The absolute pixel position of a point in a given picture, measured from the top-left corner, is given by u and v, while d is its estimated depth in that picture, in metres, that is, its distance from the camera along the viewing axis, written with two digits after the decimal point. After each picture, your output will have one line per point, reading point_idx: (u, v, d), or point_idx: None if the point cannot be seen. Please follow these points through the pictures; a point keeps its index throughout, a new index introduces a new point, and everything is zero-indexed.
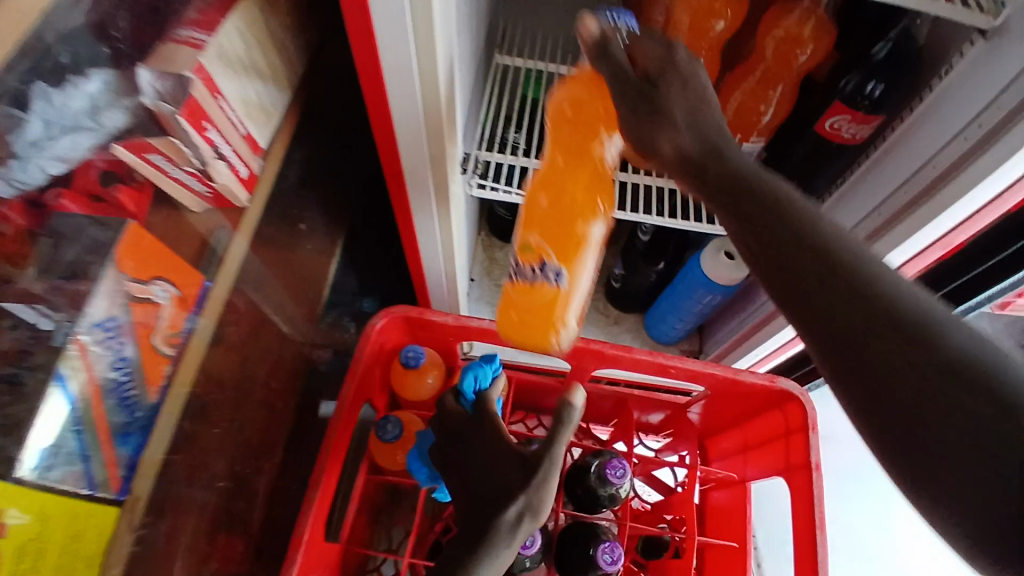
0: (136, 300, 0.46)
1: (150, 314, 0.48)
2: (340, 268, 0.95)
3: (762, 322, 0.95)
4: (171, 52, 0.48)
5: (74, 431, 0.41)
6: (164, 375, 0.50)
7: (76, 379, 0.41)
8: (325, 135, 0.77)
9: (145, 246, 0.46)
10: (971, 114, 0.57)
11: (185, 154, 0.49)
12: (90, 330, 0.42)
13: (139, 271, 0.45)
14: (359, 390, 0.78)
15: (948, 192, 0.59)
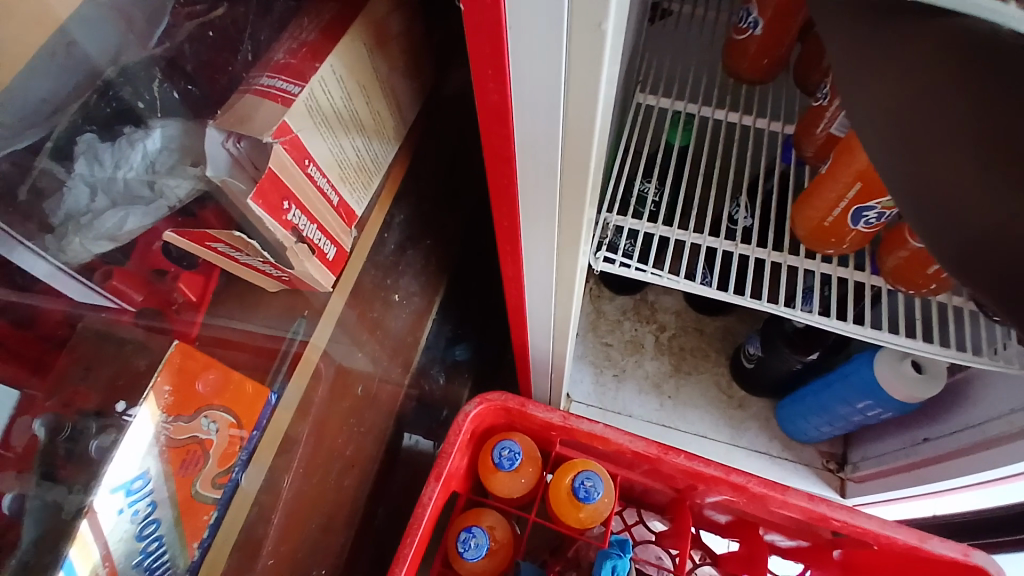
0: (175, 443, 0.38)
1: (199, 453, 0.40)
2: (435, 319, 0.84)
3: (941, 455, 0.74)
4: (252, 108, 0.37)
5: None
6: (209, 519, 0.41)
7: (88, 563, 0.34)
8: (434, 184, 0.66)
9: (192, 369, 0.39)
10: None
11: (253, 246, 0.39)
12: (108, 487, 0.35)
13: (178, 407, 0.38)
14: (445, 485, 0.67)
15: None
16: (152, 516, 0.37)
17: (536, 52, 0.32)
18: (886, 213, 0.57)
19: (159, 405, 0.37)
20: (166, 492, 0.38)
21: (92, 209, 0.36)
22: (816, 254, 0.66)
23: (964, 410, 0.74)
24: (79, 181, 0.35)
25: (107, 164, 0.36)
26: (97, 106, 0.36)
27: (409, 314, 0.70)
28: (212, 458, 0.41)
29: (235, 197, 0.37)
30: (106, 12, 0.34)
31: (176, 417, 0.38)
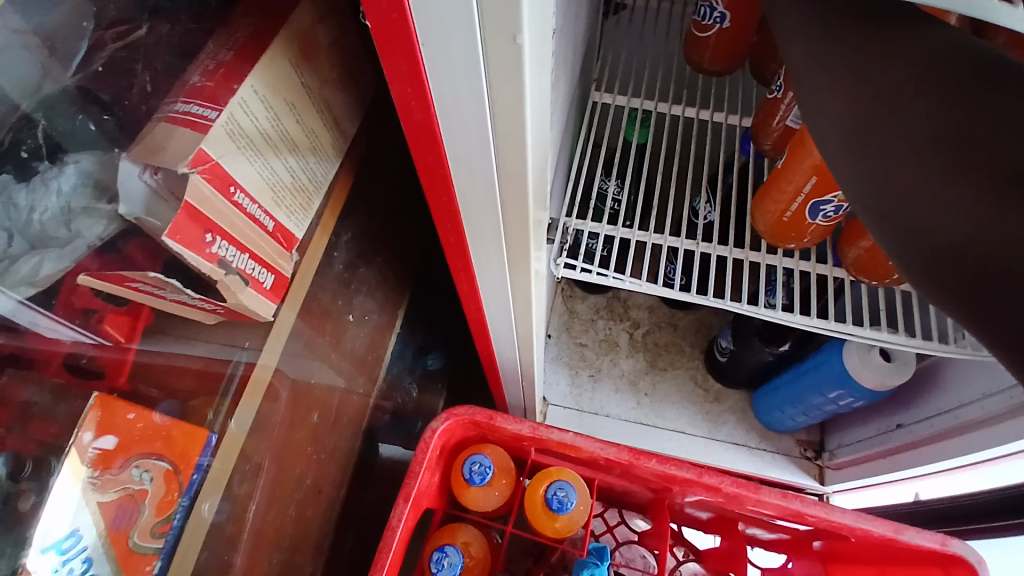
0: (107, 494, 0.36)
1: (135, 503, 0.38)
2: (400, 331, 0.82)
3: (918, 442, 0.74)
4: (163, 138, 0.35)
5: None
6: (151, 570, 0.39)
7: None
8: (384, 196, 0.64)
9: (118, 413, 0.37)
10: None
11: (170, 284, 0.37)
12: (37, 556, 0.33)
13: (102, 460, 0.36)
14: (416, 506, 0.65)
15: (999, 431, 0.61)
16: (86, 575, 0.35)
17: (457, 64, 0.31)
18: (844, 205, 0.57)
19: (82, 461, 0.35)
20: (101, 548, 0.36)
21: (9, 254, 0.33)
22: (779, 250, 0.66)
23: (936, 395, 0.74)
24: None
25: (22, 206, 0.34)
26: (9, 145, 0.33)
27: (369, 330, 0.68)
28: (149, 507, 0.39)
29: (153, 233, 0.36)
30: (5, 37, 0.31)
31: (102, 470, 0.36)
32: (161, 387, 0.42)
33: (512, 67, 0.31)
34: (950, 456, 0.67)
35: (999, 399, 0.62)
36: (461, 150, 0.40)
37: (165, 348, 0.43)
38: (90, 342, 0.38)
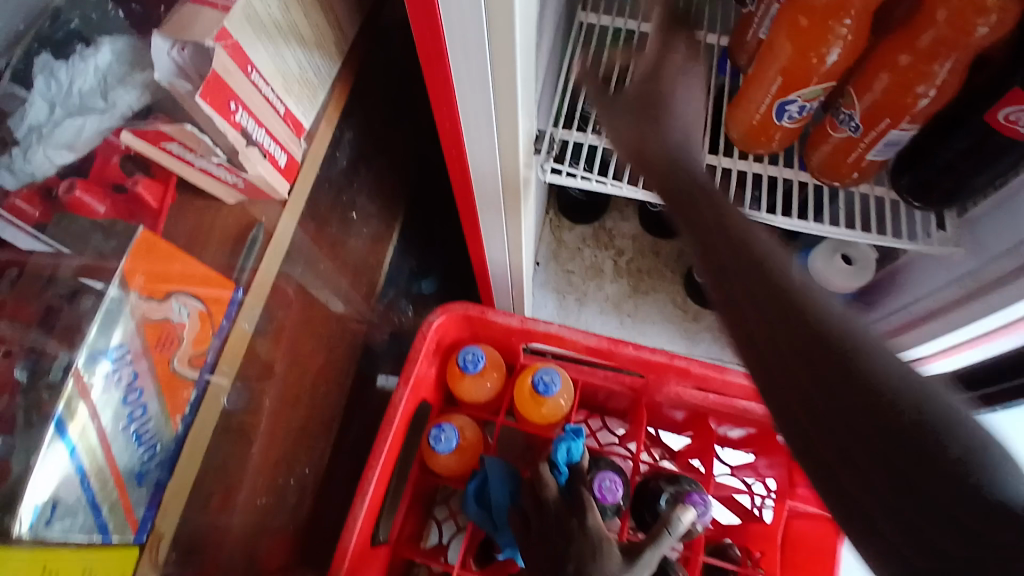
0: (149, 319, 0.40)
1: (169, 333, 0.42)
2: (397, 250, 0.87)
3: (880, 338, 0.80)
4: (190, 18, 0.39)
5: (79, 476, 0.36)
6: (186, 400, 0.44)
7: (76, 419, 0.35)
8: (381, 107, 0.68)
9: (156, 250, 0.41)
10: (1011, 242, 0.60)
11: (205, 142, 0.41)
12: (90, 359, 0.36)
13: (149, 287, 0.40)
14: (414, 391, 0.72)
15: (985, 302, 0.62)
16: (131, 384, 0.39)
17: None
18: (808, 105, 0.62)
19: (133, 285, 0.39)
20: (144, 362, 0.40)
21: (51, 120, 0.37)
22: (750, 157, 0.71)
23: (918, 281, 0.76)
24: (38, 97, 0.37)
25: (62, 78, 0.38)
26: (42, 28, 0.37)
27: (368, 239, 0.73)
28: (186, 340, 0.43)
29: (183, 98, 0.39)
30: None
31: (148, 296, 0.40)
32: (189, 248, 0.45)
33: None
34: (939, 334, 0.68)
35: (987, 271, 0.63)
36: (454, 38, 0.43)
37: (191, 216, 0.47)
38: (126, 204, 0.42)
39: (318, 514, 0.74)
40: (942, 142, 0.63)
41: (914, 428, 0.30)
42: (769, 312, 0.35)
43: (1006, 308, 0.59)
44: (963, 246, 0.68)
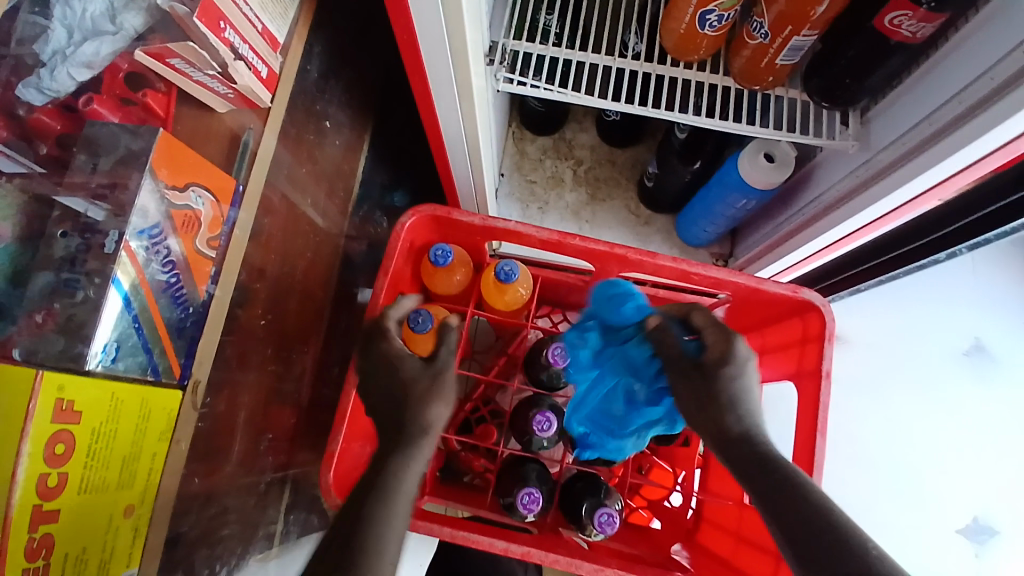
0: (177, 206, 0.49)
1: (194, 220, 0.51)
2: (370, 163, 0.95)
3: (795, 229, 0.92)
4: None
5: (133, 323, 0.47)
6: (207, 274, 0.54)
7: (129, 279, 0.46)
8: (345, 23, 0.74)
9: (179, 148, 0.49)
10: (954, 92, 0.63)
11: (203, 57, 0.49)
12: (135, 237, 0.46)
13: (173, 178, 0.49)
14: (392, 283, 0.83)
15: (931, 153, 0.64)
16: (167, 259, 0.49)
17: None
18: (725, 15, 0.70)
19: (162, 177, 0.48)
20: (176, 240, 0.50)
21: (71, 43, 0.45)
22: (681, 66, 0.79)
23: (869, 142, 0.77)
24: (58, 23, 0.44)
25: (76, 6, 0.45)
26: None
27: (341, 151, 0.81)
28: (204, 224, 0.53)
29: (180, 17, 0.47)
30: None
31: (173, 186, 0.49)
32: (190, 147, 0.53)
33: None
34: (881, 196, 0.71)
35: (928, 126, 0.65)
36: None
37: (195, 120, 0.55)
38: (138, 112, 0.50)
39: (316, 391, 0.87)
40: (843, 45, 0.72)
41: (825, 543, 0.51)
42: (770, 492, 0.55)
43: (961, 151, 0.60)
44: (859, 141, 0.79)
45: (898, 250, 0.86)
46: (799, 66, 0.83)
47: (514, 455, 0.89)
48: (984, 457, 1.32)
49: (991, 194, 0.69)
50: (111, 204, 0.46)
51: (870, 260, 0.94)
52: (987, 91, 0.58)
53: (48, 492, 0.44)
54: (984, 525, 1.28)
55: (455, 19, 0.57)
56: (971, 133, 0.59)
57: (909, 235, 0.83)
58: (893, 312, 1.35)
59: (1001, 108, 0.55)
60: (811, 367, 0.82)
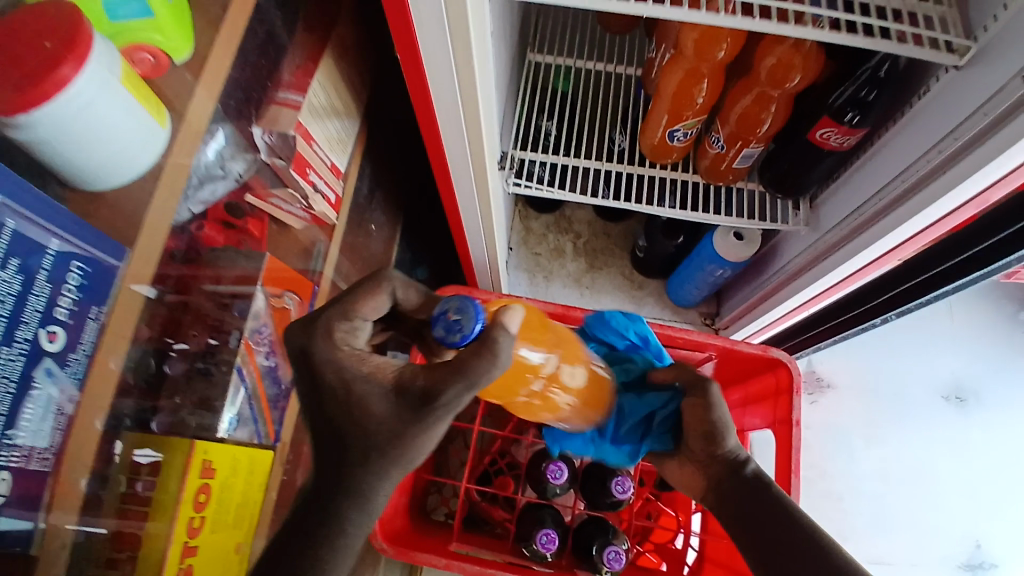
0: (274, 305, 0.65)
1: (285, 315, 0.68)
2: (401, 248, 1.11)
3: (770, 291, 1.05)
4: (276, 114, 0.62)
5: (248, 397, 0.61)
6: (293, 356, 0.69)
7: (247, 363, 0.61)
8: (386, 142, 0.91)
9: (276, 261, 0.66)
10: (961, 117, 0.64)
11: (295, 196, 0.68)
12: (251, 333, 0.62)
13: (274, 286, 0.65)
14: None
15: (953, 172, 0.64)
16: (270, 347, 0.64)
17: (441, 57, 0.60)
18: (689, 131, 0.87)
19: (267, 285, 0.64)
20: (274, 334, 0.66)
21: (194, 183, 0.55)
22: (657, 166, 0.97)
23: (868, 179, 0.81)
24: (192, 170, 0.54)
25: (204, 158, 0.55)
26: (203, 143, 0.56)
27: (380, 242, 0.97)
28: (292, 318, 0.69)
29: (281, 169, 0.65)
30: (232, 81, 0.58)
31: (272, 291, 0.65)
32: (279, 257, 0.69)
33: (467, 59, 0.61)
34: (909, 219, 0.71)
35: (937, 154, 0.67)
36: (441, 104, 0.68)
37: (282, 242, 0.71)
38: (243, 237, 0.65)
39: None
40: (786, 149, 0.89)
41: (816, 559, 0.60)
42: (769, 526, 0.64)
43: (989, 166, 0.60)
44: (808, 223, 0.94)
45: (902, 288, 0.88)
46: (756, 162, 1.00)
47: (531, 501, 1.00)
48: (977, 492, 1.42)
49: (919, 267, 0.83)
50: (232, 307, 0.61)
51: (859, 305, 0.98)
52: (1008, 104, 0.58)
53: (192, 532, 0.54)
54: (980, 553, 1.38)
55: (475, 142, 0.76)
56: (985, 157, 0.60)
57: (909, 271, 0.85)
58: (879, 364, 1.47)
59: (1014, 128, 0.56)
60: (782, 414, 0.95)
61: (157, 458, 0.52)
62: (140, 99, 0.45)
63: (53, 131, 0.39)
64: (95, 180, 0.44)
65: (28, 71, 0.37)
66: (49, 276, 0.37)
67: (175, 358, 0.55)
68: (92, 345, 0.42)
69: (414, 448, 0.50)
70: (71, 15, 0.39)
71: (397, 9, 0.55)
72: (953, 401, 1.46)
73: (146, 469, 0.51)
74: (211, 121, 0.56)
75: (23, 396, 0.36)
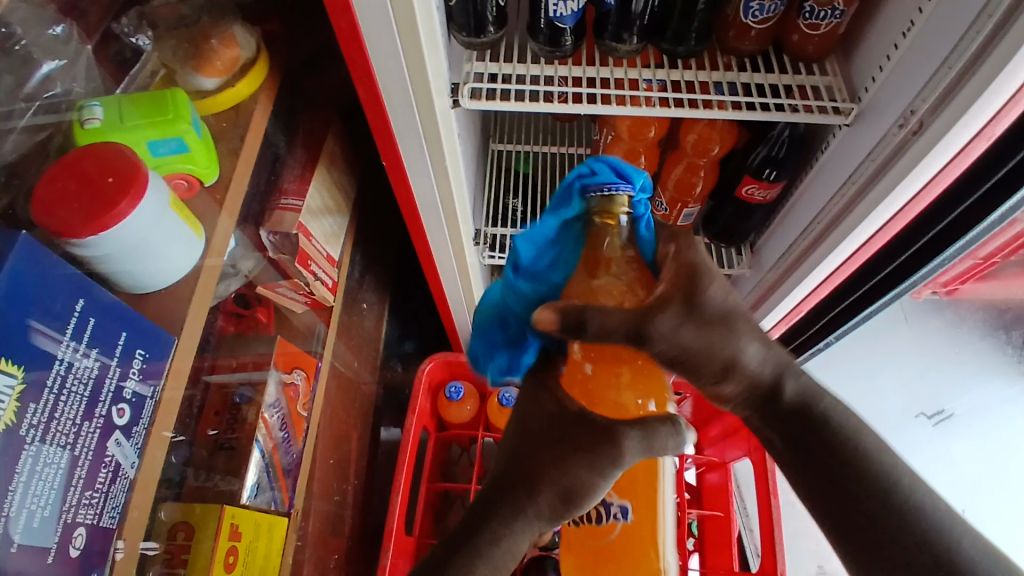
0: (286, 383, 0.73)
1: (295, 391, 0.75)
2: (392, 324, 1.20)
3: None
4: (280, 217, 0.73)
5: (265, 467, 0.68)
6: (304, 428, 0.76)
7: (263, 436, 0.68)
8: (372, 230, 1.02)
9: (284, 344, 0.75)
10: (865, 154, 0.75)
11: (301, 284, 0.77)
12: (268, 409, 0.69)
13: (283, 363, 0.73)
14: (418, 419, 1.05)
15: (869, 198, 0.73)
16: (284, 419, 0.71)
17: (418, 156, 0.72)
18: None
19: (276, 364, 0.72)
20: (286, 407, 0.73)
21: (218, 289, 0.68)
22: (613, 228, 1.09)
23: (795, 222, 0.91)
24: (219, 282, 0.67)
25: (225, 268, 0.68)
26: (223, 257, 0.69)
27: (372, 318, 1.07)
28: (302, 390, 0.77)
29: (288, 263, 0.74)
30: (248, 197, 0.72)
31: (283, 369, 0.73)
32: (286, 339, 0.78)
33: (440, 157, 0.72)
34: (833, 251, 0.81)
35: (848, 190, 0.78)
36: (422, 197, 0.80)
37: (286, 327, 0.81)
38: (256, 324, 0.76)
39: (363, 516, 1.04)
40: (721, 206, 1.02)
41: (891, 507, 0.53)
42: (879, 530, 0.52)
43: (900, 187, 0.69)
44: (751, 266, 1.05)
45: (839, 313, 0.97)
46: (700, 217, 1.13)
47: (533, 555, 1.04)
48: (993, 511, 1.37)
49: (840, 296, 0.94)
50: (250, 386, 0.70)
51: (802, 334, 1.08)
52: (900, 137, 0.68)
53: None
54: None
55: (451, 225, 0.86)
56: (893, 182, 0.70)
57: (839, 296, 0.94)
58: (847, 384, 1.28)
59: (916, 151, 0.66)
60: (755, 441, 1.03)
61: (157, 548, 0.58)
62: (183, 218, 0.56)
63: (114, 246, 0.50)
64: (142, 282, 0.54)
65: (101, 202, 0.48)
66: (119, 363, 0.49)
67: (180, 446, 0.63)
68: (150, 419, 0.52)
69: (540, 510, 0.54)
70: (130, 158, 0.51)
71: (380, 123, 0.68)
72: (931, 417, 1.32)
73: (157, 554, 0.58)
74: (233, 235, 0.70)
75: (98, 463, 0.47)
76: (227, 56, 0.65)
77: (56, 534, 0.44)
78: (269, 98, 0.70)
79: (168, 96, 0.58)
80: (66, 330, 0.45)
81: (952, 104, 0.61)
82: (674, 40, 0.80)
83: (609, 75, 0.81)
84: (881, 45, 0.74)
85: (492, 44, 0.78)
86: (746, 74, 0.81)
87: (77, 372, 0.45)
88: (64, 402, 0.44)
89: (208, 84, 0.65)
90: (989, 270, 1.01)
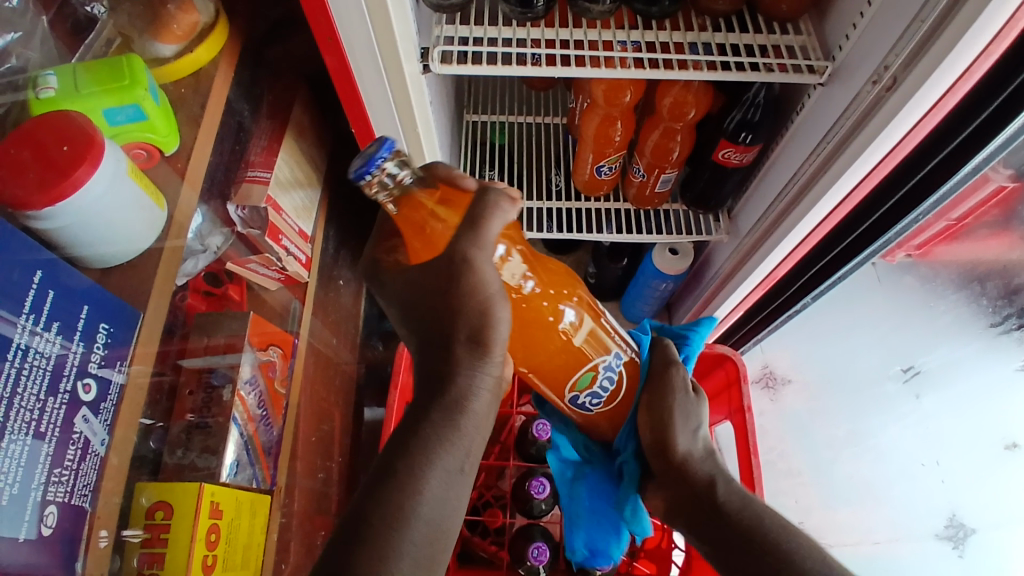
0: (262, 359, 0.71)
1: (271, 368, 0.74)
2: (372, 302, 1.17)
3: (709, 298, 1.16)
4: (248, 190, 0.71)
5: (243, 444, 0.67)
6: (282, 404, 0.75)
7: (238, 413, 0.66)
8: (344, 204, 1.00)
9: (258, 321, 0.73)
10: (839, 112, 0.74)
11: (273, 260, 0.75)
12: (244, 386, 0.68)
13: (258, 340, 0.71)
14: (401, 395, 1.04)
15: (841, 160, 0.74)
16: (262, 395, 0.70)
17: (389, 123, 0.70)
18: (613, 165, 1.01)
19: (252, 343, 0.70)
20: (261, 383, 0.71)
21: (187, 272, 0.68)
22: (592, 198, 1.10)
23: (771, 184, 0.91)
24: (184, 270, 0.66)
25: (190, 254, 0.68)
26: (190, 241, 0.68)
27: (349, 294, 1.05)
28: (279, 365, 0.75)
29: (257, 238, 0.72)
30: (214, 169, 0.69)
31: (257, 346, 0.71)
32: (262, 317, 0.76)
33: (412, 123, 0.70)
34: (805, 214, 0.82)
35: (820, 152, 0.78)
36: None
37: (259, 305, 0.79)
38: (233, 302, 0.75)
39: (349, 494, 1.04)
40: (698, 172, 1.02)
41: None
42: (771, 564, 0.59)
43: (870, 147, 0.70)
44: (729, 232, 1.06)
45: (813, 277, 0.98)
46: (677, 184, 1.13)
47: (519, 524, 0.98)
48: (1001, 459, 1.29)
49: (816, 257, 0.94)
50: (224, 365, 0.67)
51: (779, 297, 1.09)
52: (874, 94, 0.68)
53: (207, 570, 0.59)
54: (957, 524, 1.29)
55: None
56: (866, 140, 0.70)
57: (814, 258, 0.95)
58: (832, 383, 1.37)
59: (891, 106, 0.65)
60: (735, 404, 1.02)
61: (136, 533, 0.57)
62: (143, 187, 0.54)
63: (71, 216, 0.48)
64: (104, 256, 0.52)
65: (55, 170, 0.47)
66: (81, 336, 0.48)
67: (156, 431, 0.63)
68: (119, 392, 0.50)
69: (482, 328, 0.54)
70: (84, 122, 0.49)
71: (349, 91, 0.66)
72: (903, 376, 1.34)
73: (134, 538, 0.57)
74: (200, 213, 0.69)
75: (66, 440, 0.45)
76: (186, 21, 0.62)
77: (25, 515, 0.43)
78: (231, 66, 0.67)
79: (124, 62, 0.55)
80: (25, 305, 0.44)
81: (925, 58, 0.60)
82: (647, 0, 0.78)
83: (582, 37, 0.79)
84: (853, 3, 0.73)
85: (460, 6, 0.75)
86: (721, 34, 0.81)
87: (38, 346, 0.44)
88: (26, 377, 0.43)
89: (166, 51, 0.62)
90: (960, 231, 1.01)
